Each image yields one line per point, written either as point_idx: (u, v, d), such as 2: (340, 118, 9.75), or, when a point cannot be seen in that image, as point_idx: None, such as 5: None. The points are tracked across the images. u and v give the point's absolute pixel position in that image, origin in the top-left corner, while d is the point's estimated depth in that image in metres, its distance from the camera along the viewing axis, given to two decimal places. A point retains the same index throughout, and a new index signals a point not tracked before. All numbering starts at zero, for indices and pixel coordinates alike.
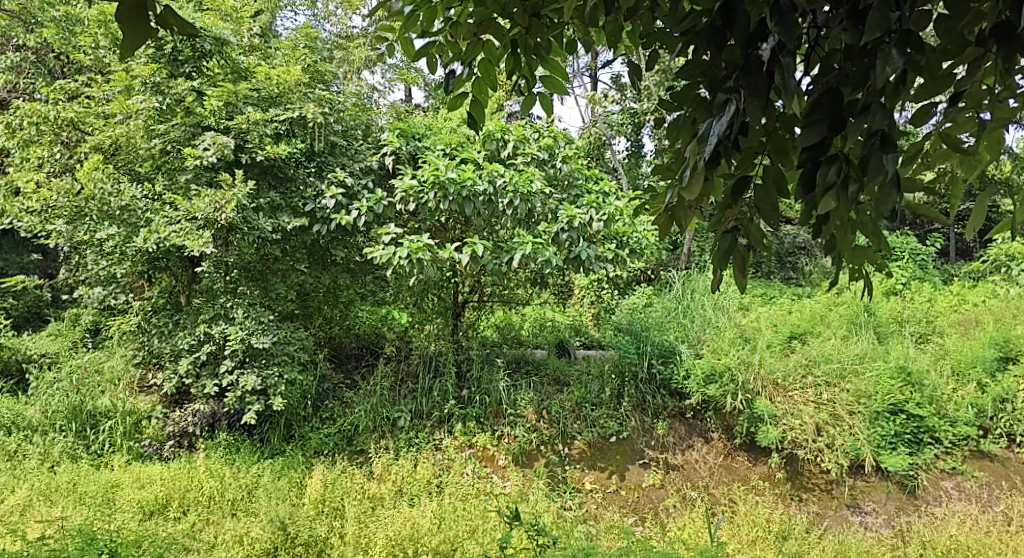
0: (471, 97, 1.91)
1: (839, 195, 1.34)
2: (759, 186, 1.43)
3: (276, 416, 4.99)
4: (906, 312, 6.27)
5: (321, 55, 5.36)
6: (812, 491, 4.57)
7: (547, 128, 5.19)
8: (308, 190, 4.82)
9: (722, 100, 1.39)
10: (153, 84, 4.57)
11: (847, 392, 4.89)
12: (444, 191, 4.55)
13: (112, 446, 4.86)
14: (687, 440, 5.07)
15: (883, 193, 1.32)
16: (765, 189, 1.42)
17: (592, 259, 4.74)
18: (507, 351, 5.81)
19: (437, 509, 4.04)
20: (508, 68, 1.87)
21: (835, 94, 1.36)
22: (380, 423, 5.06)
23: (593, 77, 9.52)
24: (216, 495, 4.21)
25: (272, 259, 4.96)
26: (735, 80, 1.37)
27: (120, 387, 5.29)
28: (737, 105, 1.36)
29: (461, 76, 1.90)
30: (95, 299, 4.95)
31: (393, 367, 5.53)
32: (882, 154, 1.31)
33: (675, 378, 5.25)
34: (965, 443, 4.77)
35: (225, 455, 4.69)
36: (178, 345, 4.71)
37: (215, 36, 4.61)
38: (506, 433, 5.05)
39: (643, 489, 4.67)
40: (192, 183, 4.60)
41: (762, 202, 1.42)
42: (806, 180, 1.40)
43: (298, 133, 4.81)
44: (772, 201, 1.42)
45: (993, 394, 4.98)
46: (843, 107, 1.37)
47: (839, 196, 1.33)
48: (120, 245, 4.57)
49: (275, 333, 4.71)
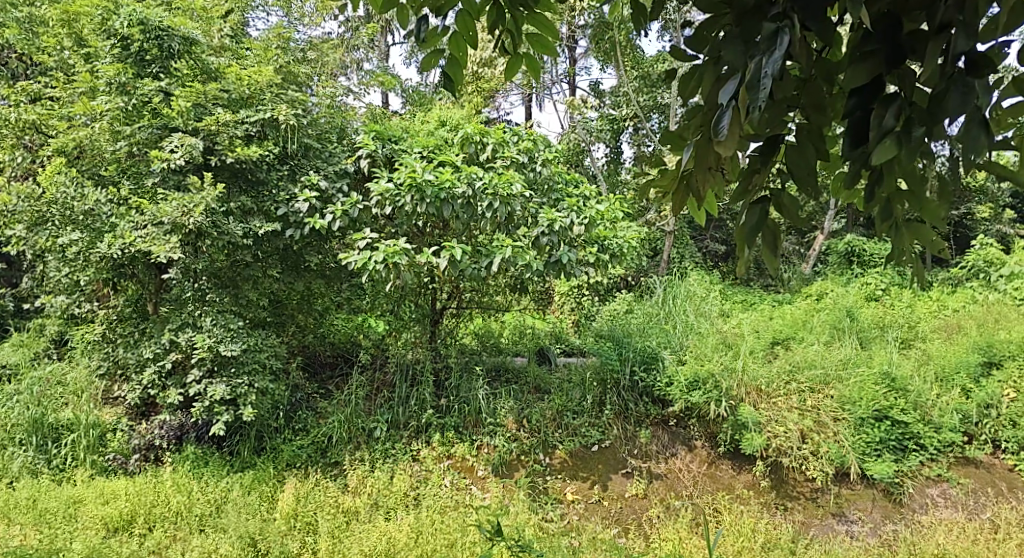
0: (448, 55, 1.77)
1: (903, 141, 1.22)
2: (794, 146, 1.32)
3: (246, 427, 4.82)
4: (888, 319, 6.25)
5: (294, 56, 5.19)
6: (797, 500, 4.50)
7: (527, 132, 5.12)
8: (281, 193, 4.67)
9: (770, 31, 1.21)
10: (118, 84, 4.38)
11: (830, 399, 4.86)
12: (421, 194, 4.44)
13: (74, 460, 4.63)
14: (670, 448, 4.98)
15: (970, 134, 1.21)
16: (800, 149, 1.31)
17: (573, 264, 4.67)
18: (487, 359, 5.68)
19: (414, 523, 3.90)
20: (489, 22, 1.72)
21: (893, 24, 1.25)
22: (355, 433, 4.90)
23: (573, 82, 9.43)
24: (183, 510, 4.04)
25: (242, 264, 4.78)
26: (783, 6, 1.23)
27: (83, 400, 5.05)
28: (791, 35, 1.19)
29: (435, 30, 1.72)
30: (58, 307, 4.77)
31: (368, 376, 5.38)
32: (963, 89, 1.20)
33: (657, 386, 5.16)
34: (949, 449, 4.74)
35: (193, 469, 4.50)
36: (143, 354, 4.51)
37: (183, 35, 4.44)
38: (485, 443, 4.92)
39: (626, 499, 4.56)
40: (159, 187, 4.42)
41: (797, 165, 1.31)
42: (857, 129, 1.28)
43: (270, 135, 4.64)
44: (809, 163, 1.31)
45: (976, 400, 4.96)
46: (901, 39, 1.24)
47: (902, 141, 1.21)
48: (83, 251, 4.37)
49: (245, 341, 4.55)
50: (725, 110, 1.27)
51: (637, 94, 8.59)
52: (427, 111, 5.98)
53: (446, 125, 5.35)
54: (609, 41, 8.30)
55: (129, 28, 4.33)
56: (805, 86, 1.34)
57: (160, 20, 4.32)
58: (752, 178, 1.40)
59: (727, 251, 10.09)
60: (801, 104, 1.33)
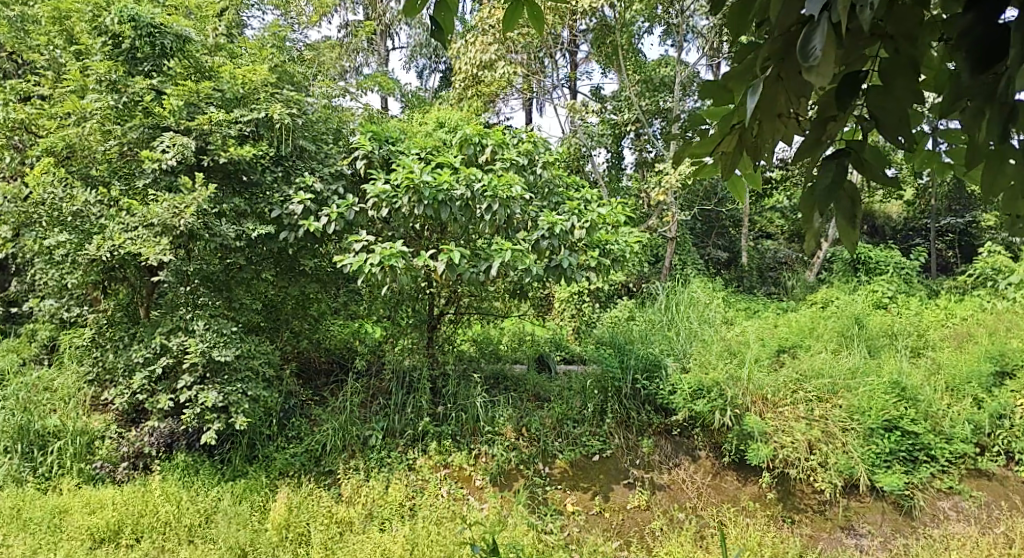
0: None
1: None
2: (882, 87, 1.19)
3: (238, 435, 4.68)
4: (897, 326, 6.11)
5: (289, 55, 5.09)
6: (804, 513, 4.38)
7: (527, 134, 5.01)
8: (275, 195, 4.55)
9: None
10: (109, 82, 4.27)
11: (839, 408, 4.72)
12: (419, 195, 4.32)
13: (61, 468, 4.48)
14: (674, 459, 4.84)
15: None
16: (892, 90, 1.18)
17: (574, 269, 4.55)
18: (486, 366, 5.56)
19: (409, 535, 3.77)
20: None
21: None
22: (350, 441, 4.77)
23: (574, 86, 9.33)
24: (172, 520, 3.91)
25: (236, 268, 4.66)
26: None
27: (70, 406, 4.91)
28: None
29: None
30: (47, 311, 4.65)
31: (364, 383, 5.24)
32: None
33: (660, 394, 5.02)
34: (961, 461, 4.61)
35: (182, 478, 4.36)
36: (132, 359, 4.38)
37: (175, 32, 4.34)
38: (483, 452, 4.79)
39: (627, 511, 4.43)
40: (150, 188, 4.30)
41: (886, 110, 1.19)
42: (977, 56, 1.12)
43: (264, 135, 4.53)
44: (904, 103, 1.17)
45: (989, 410, 4.82)
46: None
47: None
48: (71, 253, 4.25)
49: (238, 347, 4.43)
50: (814, 34, 1.13)
51: (639, 98, 8.51)
52: (425, 113, 5.88)
53: (444, 126, 5.25)
54: (611, 46, 8.21)
55: (121, 26, 4.23)
56: (892, 15, 1.20)
57: (152, 17, 4.23)
58: (828, 128, 1.28)
59: (729, 258, 9.97)
60: (889, 34, 1.20)
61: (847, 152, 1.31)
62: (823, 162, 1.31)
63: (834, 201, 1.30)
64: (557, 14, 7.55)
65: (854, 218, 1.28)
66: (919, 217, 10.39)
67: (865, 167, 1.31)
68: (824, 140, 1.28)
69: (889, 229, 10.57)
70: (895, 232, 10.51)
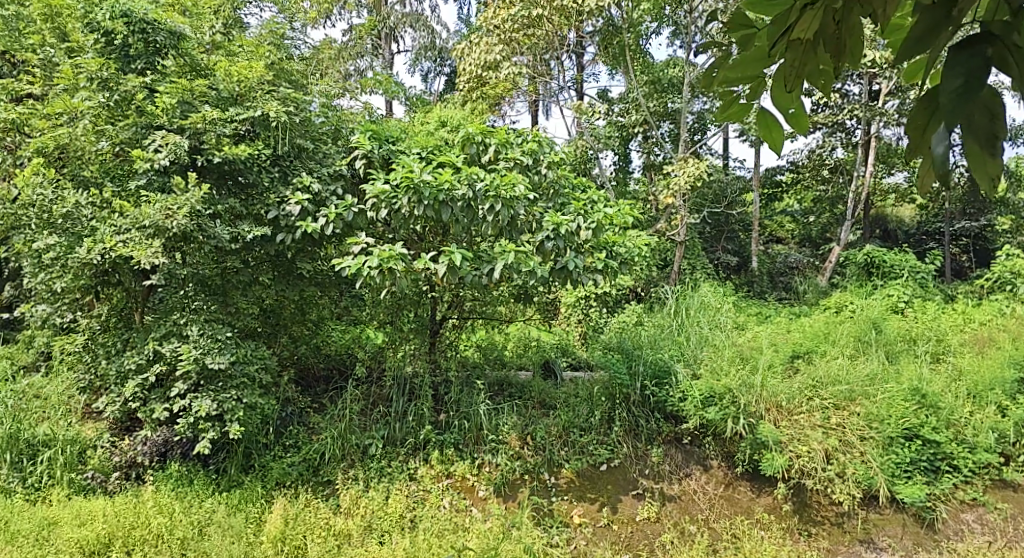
0: None
1: None
2: None
3: (233, 444, 4.53)
4: (916, 331, 5.89)
5: (288, 53, 4.96)
6: (822, 525, 4.21)
7: (532, 132, 4.86)
8: (271, 196, 4.39)
9: None
10: (100, 80, 4.15)
11: (857, 416, 4.51)
12: (419, 195, 4.17)
13: (51, 479, 4.33)
14: (684, 468, 4.67)
15: None
16: None
17: (580, 271, 4.37)
18: (490, 373, 5.39)
19: (409, 549, 3.60)
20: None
21: None
22: (349, 450, 4.62)
23: (580, 88, 9.19)
24: (164, 533, 3.75)
25: (232, 272, 4.52)
26: None
27: (61, 414, 4.77)
28: None
29: None
30: (38, 316, 4.51)
31: (364, 390, 5.09)
32: None
33: (670, 401, 4.84)
34: (986, 472, 4.41)
35: (175, 489, 4.21)
36: (124, 366, 4.27)
37: (169, 29, 4.21)
38: (486, 461, 4.63)
39: (637, 523, 4.26)
40: (143, 189, 4.18)
41: None
42: None
43: (260, 134, 4.40)
44: None
45: (1014, 419, 4.62)
46: None
47: None
48: (62, 256, 4.12)
49: (233, 353, 4.28)
50: None
51: (646, 99, 8.36)
52: (428, 112, 5.74)
53: (446, 126, 5.11)
54: (618, 46, 8.08)
55: (112, 22, 4.10)
56: None
57: (144, 13, 4.10)
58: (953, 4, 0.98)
59: (739, 263, 9.77)
60: None
61: (990, 39, 0.97)
62: (950, 53, 0.97)
63: (965, 106, 0.95)
64: (562, 14, 7.42)
65: (992, 135, 0.94)
66: (932, 220, 10.18)
67: (1014, 65, 0.95)
68: (948, 18, 0.98)
69: (902, 233, 10.36)
70: (908, 237, 10.29)
